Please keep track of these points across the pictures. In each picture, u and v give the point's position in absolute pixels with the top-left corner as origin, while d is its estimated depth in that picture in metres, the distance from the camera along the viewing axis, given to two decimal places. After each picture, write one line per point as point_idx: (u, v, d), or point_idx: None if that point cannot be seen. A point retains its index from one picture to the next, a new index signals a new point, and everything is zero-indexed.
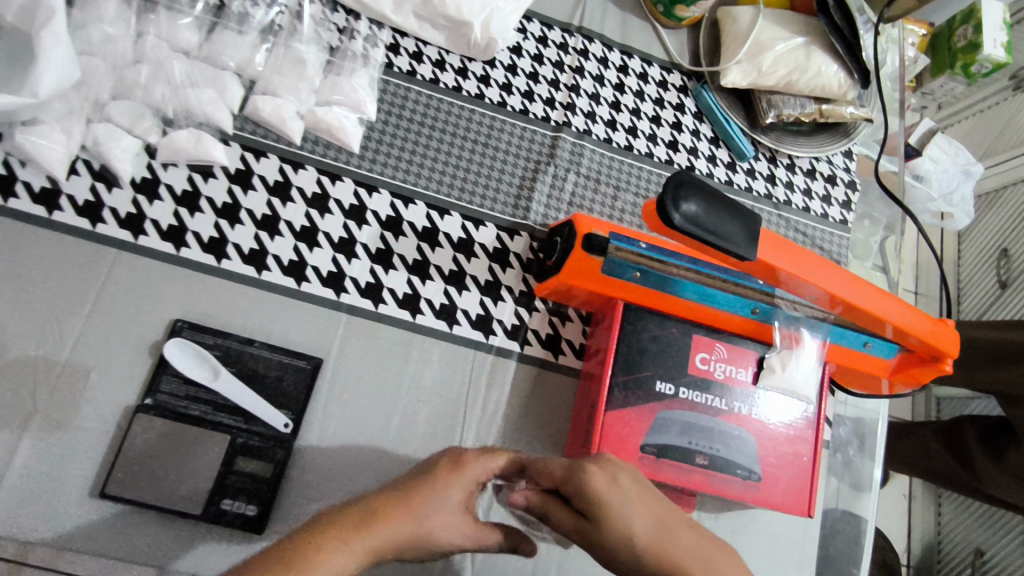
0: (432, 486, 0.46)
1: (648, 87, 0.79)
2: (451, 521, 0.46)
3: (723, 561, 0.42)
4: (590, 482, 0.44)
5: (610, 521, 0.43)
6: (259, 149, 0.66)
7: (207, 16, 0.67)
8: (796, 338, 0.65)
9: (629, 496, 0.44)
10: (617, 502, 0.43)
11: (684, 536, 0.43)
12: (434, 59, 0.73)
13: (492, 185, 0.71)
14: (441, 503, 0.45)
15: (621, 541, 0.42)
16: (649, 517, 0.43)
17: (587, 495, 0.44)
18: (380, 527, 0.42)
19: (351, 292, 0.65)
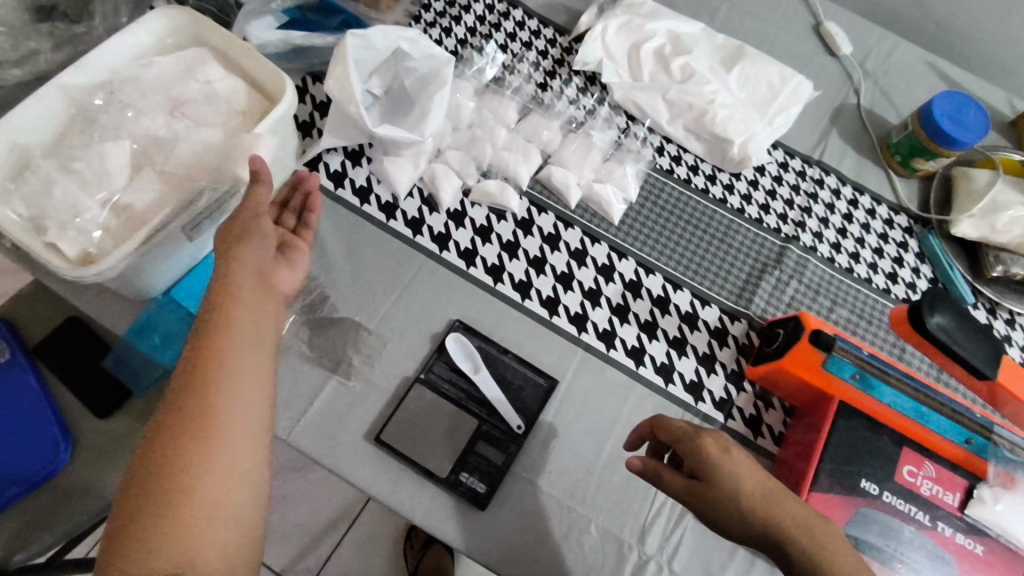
0: (238, 238, 0.55)
1: (874, 222, 0.87)
2: (264, 225, 0.57)
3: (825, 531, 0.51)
4: (711, 455, 0.54)
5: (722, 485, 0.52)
6: (542, 206, 0.83)
7: (525, 105, 0.88)
8: (1012, 480, 0.65)
9: (740, 465, 0.53)
10: (729, 469, 0.53)
11: (788, 503, 0.52)
12: (690, 164, 0.88)
13: (721, 274, 0.82)
14: (257, 239, 0.55)
15: (733, 502, 0.52)
16: (757, 481, 0.53)
17: (704, 460, 0.54)
18: (236, 283, 0.52)
19: (590, 333, 0.77)
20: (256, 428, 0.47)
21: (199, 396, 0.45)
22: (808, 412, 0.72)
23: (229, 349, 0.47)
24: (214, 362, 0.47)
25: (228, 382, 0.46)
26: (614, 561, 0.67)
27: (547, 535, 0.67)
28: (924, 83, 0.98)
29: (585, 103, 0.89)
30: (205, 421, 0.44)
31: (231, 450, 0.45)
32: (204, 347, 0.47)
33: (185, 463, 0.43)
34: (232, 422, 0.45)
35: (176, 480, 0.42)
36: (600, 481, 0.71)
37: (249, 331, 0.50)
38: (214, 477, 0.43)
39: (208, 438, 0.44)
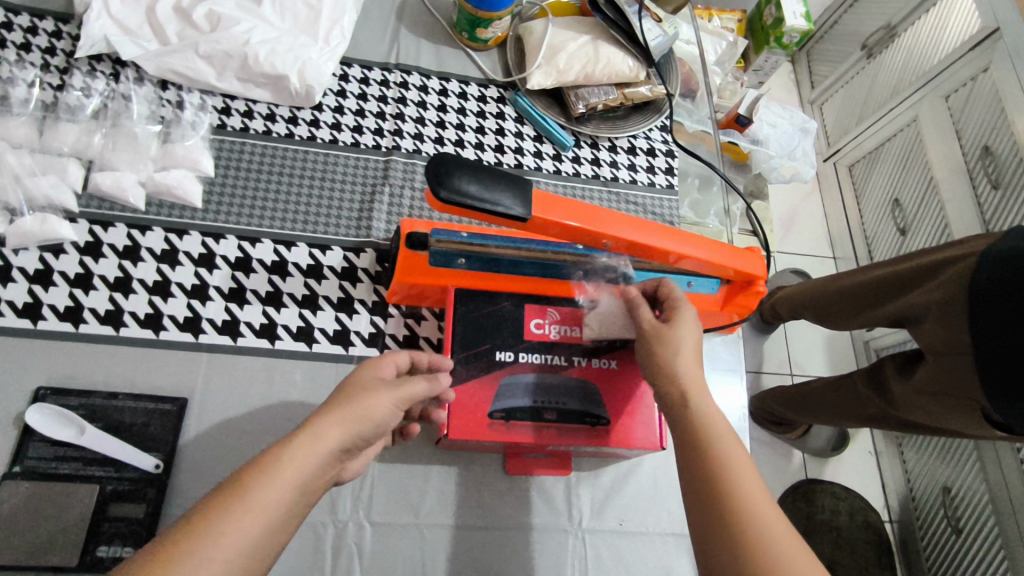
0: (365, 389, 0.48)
1: (468, 103, 0.88)
2: (392, 418, 0.48)
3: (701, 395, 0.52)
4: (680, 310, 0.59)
5: (670, 361, 0.54)
6: (107, 221, 0.72)
7: (38, 113, 0.74)
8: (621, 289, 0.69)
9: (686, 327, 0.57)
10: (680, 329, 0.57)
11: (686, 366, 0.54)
12: (265, 114, 0.81)
13: (333, 212, 0.78)
14: (386, 402, 0.47)
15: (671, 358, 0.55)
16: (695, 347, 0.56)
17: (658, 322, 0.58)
18: (335, 423, 0.44)
19: (210, 331, 0.70)
20: (258, 563, 0.39)
21: (251, 493, 0.39)
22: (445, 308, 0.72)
23: (308, 462, 0.42)
24: (285, 461, 0.41)
25: (285, 487, 0.40)
26: (312, 545, 0.64)
27: None
28: None
29: (118, 89, 0.77)
30: (247, 517, 0.38)
31: (237, 560, 0.37)
32: (289, 445, 0.42)
33: (196, 556, 0.36)
34: (260, 525, 0.39)
35: (179, 567, 0.35)
36: None
37: (325, 459, 0.43)
38: (215, 575, 0.36)
39: (235, 524, 0.38)
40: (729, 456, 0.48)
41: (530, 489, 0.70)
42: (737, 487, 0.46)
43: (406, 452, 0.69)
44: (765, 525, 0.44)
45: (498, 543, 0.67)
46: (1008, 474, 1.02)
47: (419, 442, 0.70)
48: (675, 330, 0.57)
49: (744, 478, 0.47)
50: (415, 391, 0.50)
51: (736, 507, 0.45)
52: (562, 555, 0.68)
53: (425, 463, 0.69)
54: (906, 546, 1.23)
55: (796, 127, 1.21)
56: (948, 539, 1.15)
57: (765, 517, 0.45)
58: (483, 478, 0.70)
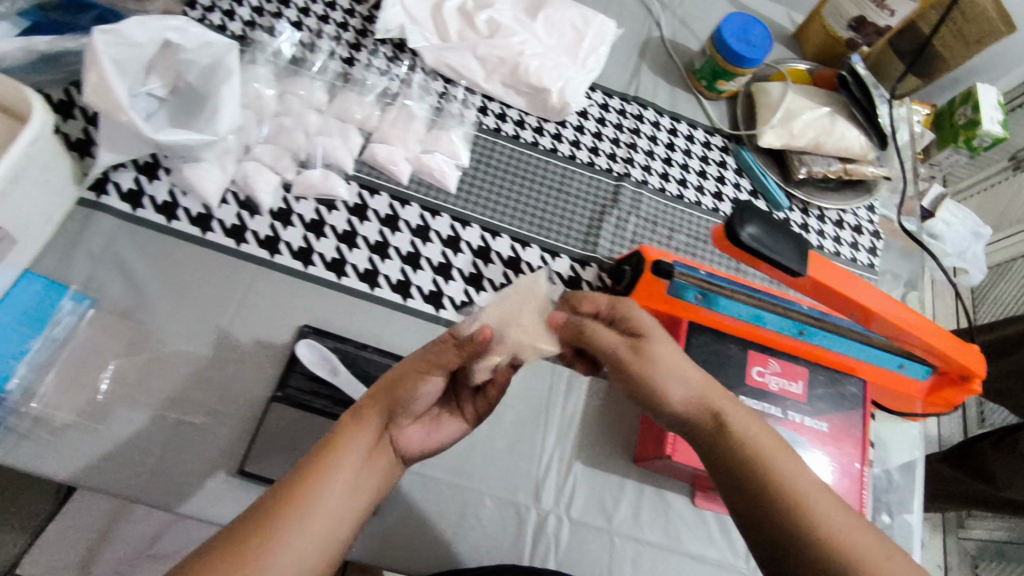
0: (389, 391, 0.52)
1: (695, 146, 0.92)
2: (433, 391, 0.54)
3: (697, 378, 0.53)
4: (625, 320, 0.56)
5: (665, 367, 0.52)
6: (373, 188, 0.78)
7: (336, 82, 0.81)
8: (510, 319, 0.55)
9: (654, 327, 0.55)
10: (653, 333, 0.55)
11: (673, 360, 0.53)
12: (515, 119, 0.86)
13: (566, 223, 0.83)
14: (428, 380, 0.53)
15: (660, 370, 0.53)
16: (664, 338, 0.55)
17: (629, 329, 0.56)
18: (374, 410, 0.51)
19: (449, 308, 0.76)
20: (337, 526, 0.46)
21: (315, 477, 0.46)
22: None
23: (356, 447, 0.49)
24: (340, 456, 0.48)
25: (323, 489, 0.46)
26: (513, 524, 0.69)
27: (443, 518, 0.67)
28: (717, 8, 1.02)
29: (397, 72, 0.84)
30: (316, 493, 0.45)
31: (322, 527, 0.45)
32: (339, 436, 0.49)
33: (280, 527, 0.43)
34: (311, 524, 0.44)
35: (270, 538, 0.42)
36: (487, 452, 0.71)
37: (372, 440, 0.50)
38: (304, 541, 0.44)
39: (302, 506, 0.44)
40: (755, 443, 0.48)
41: (711, 523, 0.73)
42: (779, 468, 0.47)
43: (606, 460, 0.74)
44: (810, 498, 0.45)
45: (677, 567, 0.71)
46: None
47: (617, 453, 0.74)
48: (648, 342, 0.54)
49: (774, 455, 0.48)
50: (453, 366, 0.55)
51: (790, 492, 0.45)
52: None
53: (620, 474, 0.73)
54: None
55: (971, 231, 1.19)
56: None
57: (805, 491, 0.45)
58: (669, 502, 0.73)
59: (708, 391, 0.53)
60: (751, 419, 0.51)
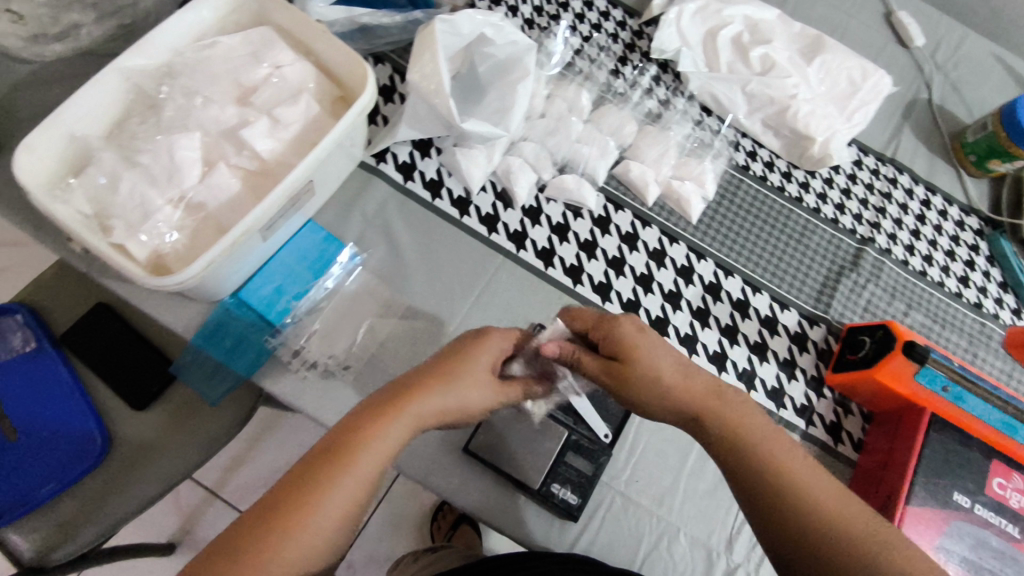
0: (449, 376, 0.49)
1: (946, 223, 0.87)
2: (480, 401, 0.51)
3: (668, 370, 0.53)
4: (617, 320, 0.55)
5: (647, 368, 0.53)
6: (620, 203, 0.80)
7: (600, 93, 0.84)
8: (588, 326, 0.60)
9: (652, 342, 0.54)
10: (646, 349, 0.53)
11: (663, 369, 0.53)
12: (766, 160, 0.85)
13: (800, 276, 0.81)
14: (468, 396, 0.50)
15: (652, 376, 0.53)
16: (671, 361, 0.54)
17: (620, 340, 0.54)
18: (412, 412, 0.47)
19: (672, 337, 0.75)
20: (346, 526, 0.44)
21: (336, 475, 0.44)
22: (893, 415, 0.73)
23: (382, 446, 0.45)
24: (372, 448, 0.45)
25: (356, 478, 0.44)
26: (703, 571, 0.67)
27: (638, 546, 0.67)
28: (993, 78, 0.96)
29: (658, 94, 0.85)
30: (325, 492, 0.43)
31: (326, 535, 0.43)
32: (367, 430, 0.46)
33: (287, 533, 0.41)
34: (337, 517, 0.43)
35: (278, 549, 0.41)
36: (688, 490, 0.70)
37: (399, 440, 0.46)
38: (307, 553, 0.42)
39: (304, 518, 0.42)
40: (711, 394, 0.53)
41: None
42: (721, 402, 0.52)
43: None
44: (754, 420, 0.52)
45: None
46: None
47: None
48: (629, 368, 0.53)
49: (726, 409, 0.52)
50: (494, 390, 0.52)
51: (729, 429, 0.51)
52: None
53: None
54: None
55: None
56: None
57: (746, 413, 0.52)
58: None
59: (692, 371, 0.54)
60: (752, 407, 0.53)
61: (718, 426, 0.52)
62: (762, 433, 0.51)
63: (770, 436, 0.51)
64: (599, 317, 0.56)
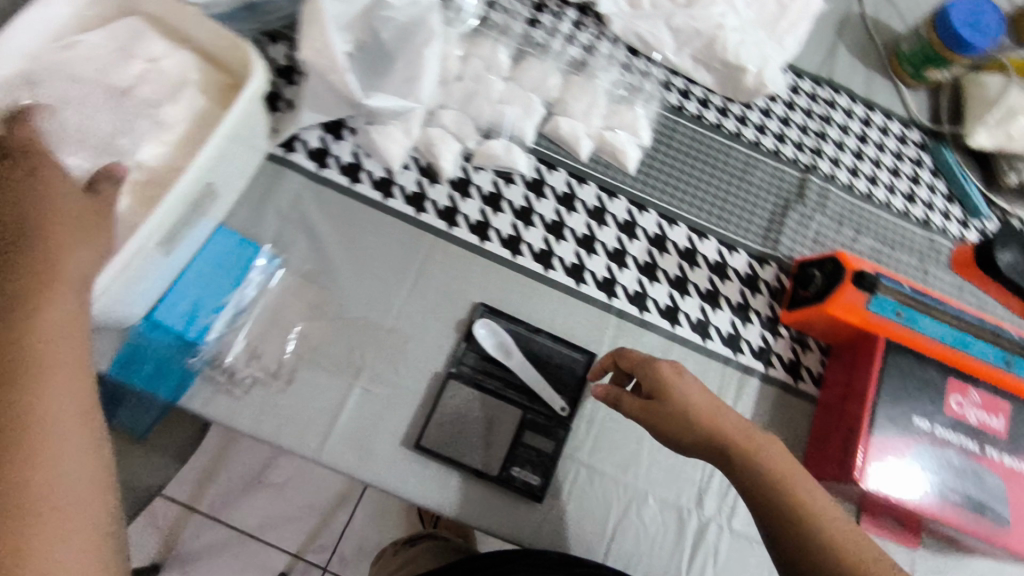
0: (67, 222, 0.44)
1: (888, 140, 0.84)
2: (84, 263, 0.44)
3: (705, 410, 0.51)
4: (653, 364, 0.54)
5: (680, 408, 0.51)
6: (553, 163, 0.75)
7: (519, 46, 0.78)
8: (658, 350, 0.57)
9: (691, 384, 0.52)
10: (682, 388, 0.52)
11: (694, 407, 0.51)
12: (700, 98, 0.81)
13: (746, 215, 0.78)
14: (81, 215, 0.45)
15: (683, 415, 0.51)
16: (708, 400, 0.52)
17: (657, 379, 0.53)
18: (62, 291, 0.41)
19: (621, 297, 0.73)
20: (84, 421, 0.40)
21: (39, 388, 0.38)
22: (850, 346, 0.72)
23: (48, 327, 0.40)
24: (27, 333, 0.39)
25: (60, 375, 0.39)
26: (675, 528, 0.67)
27: (607, 514, 0.66)
28: None
29: (581, 39, 0.80)
30: (49, 420, 0.38)
31: (85, 468, 0.38)
32: (35, 305, 0.40)
33: (26, 423, 0.37)
34: (46, 427, 0.37)
35: (28, 500, 0.35)
36: (652, 450, 0.69)
37: (73, 301, 0.42)
38: (62, 488, 0.37)
39: (30, 404, 0.37)
40: (746, 438, 0.50)
41: None
42: (752, 445, 0.49)
43: None
44: (792, 472, 0.48)
45: None
46: None
47: None
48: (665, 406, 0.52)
49: (724, 416, 0.51)
50: (100, 213, 0.47)
51: (823, 529, 0.45)
52: None
53: None
54: None
55: None
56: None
57: (785, 465, 0.49)
58: None
59: (727, 414, 0.51)
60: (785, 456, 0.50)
61: (747, 476, 0.48)
62: (758, 435, 0.50)
63: (808, 487, 0.48)
64: (644, 357, 0.56)
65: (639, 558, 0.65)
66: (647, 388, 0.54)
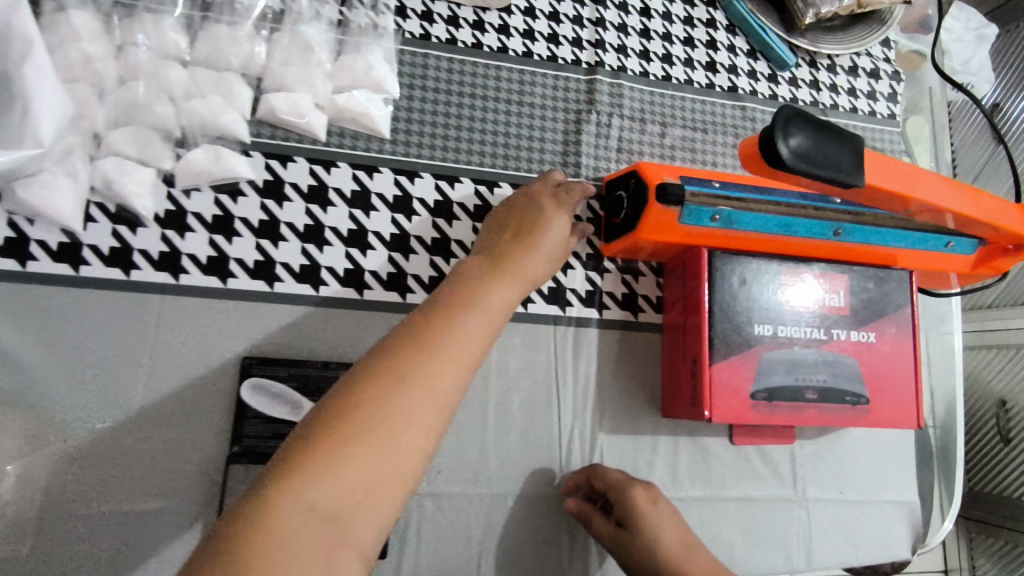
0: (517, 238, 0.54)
1: (674, 6, 0.73)
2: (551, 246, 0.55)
3: (672, 540, 0.56)
4: (631, 494, 0.57)
5: (650, 541, 0.56)
6: (285, 154, 0.60)
7: (192, 12, 0.59)
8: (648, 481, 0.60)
9: (663, 513, 0.57)
10: (655, 518, 0.57)
11: (667, 538, 0.56)
12: (446, 16, 0.66)
13: (536, 145, 0.66)
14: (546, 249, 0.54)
15: (652, 546, 0.56)
16: (677, 534, 0.57)
17: (630, 507, 0.57)
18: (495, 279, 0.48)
19: (417, 290, 0.61)
20: (446, 408, 0.39)
21: (433, 349, 0.40)
22: (679, 262, 0.64)
23: (483, 305, 0.45)
24: (452, 319, 0.42)
25: (458, 359, 0.40)
26: (545, 518, 0.61)
27: (468, 535, 0.59)
28: None
29: None
30: (434, 374, 0.39)
31: (420, 437, 0.37)
32: (473, 292, 0.46)
33: (403, 381, 0.38)
34: (428, 400, 0.38)
35: (361, 439, 0.35)
36: (500, 448, 0.61)
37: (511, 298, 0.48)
38: (385, 452, 0.36)
39: (416, 374, 0.38)
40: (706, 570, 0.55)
41: (753, 458, 0.67)
42: None
43: (634, 421, 0.64)
44: None
45: (725, 514, 0.65)
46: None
47: (644, 408, 0.65)
48: (640, 535, 0.56)
49: (694, 556, 0.56)
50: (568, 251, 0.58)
51: None
52: (786, 524, 0.66)
53: (652, 432, 0.65)
54: None
55: (974, 35, 0.94)
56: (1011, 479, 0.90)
57: None
58: (707, 448, 0.66)
59: (691, 546, 0.57)
60: None
61: None
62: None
63: None
64: (618, 482, 0.58)
65: (514, 564, 0.60)
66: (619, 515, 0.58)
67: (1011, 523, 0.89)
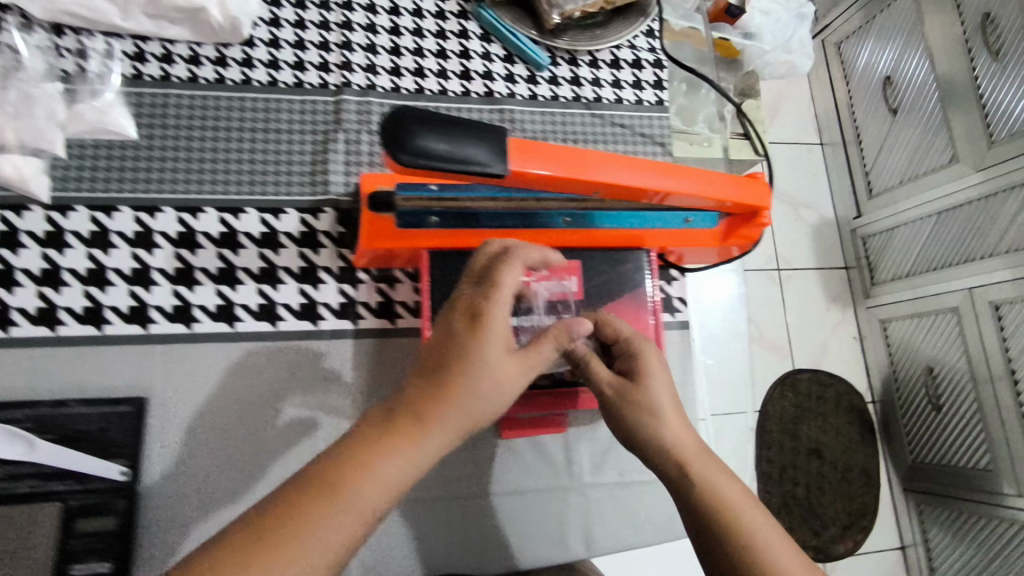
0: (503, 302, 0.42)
1: (425, 22, 0.76)
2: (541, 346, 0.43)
3: (663, 387, 0.48)
4: (640, 340, 0.50)
5: (650, 391, 0.47)
6: (18, 204, 0.62)
7: None
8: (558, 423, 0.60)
9: (658, 365, 0.49)
10: (652, 369, 0.49)
11: (657, 384, 0.48)
12: (186, 56, 0.69)
13: (283, 168, 0.68)
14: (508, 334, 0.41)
15: (647, 399, 0.47)
16: (668, 388, 0.48)
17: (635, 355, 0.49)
18: (460, 383, 0.39)
19: (160, 321, 0.63)
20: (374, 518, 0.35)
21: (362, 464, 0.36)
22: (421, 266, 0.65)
23: (435, 430, 0.38)
24: (398, 438, 0.37)
25: (397, 468, 0.36)
26: None
27: None
28: None
29: None
30: (361, 492, 0.35)
31: (328, 549, 0.33)
32: (427, 398, 0.38)
33: (332, 498, 0.34)
34: (355, 515, 0.35)
35: (270, 558, 0.32)
36: (254, 466, 0.62)
37: (486, 407, 0.40)
38: (303, 563, 0.33)
39: (362, 483, 0.35)
40: (698, 464, 0.44)
41: (525, 451, 0.67)
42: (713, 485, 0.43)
43: None
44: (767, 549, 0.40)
45: (500, 510, 0.65)
46: (990, 343, 0.84)
47: None
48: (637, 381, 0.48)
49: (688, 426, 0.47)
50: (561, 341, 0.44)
51: None
52: (562, 513, 0.66)
53: None
54: (887, 424, 1.03)
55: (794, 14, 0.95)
56: (961, 453, 0.91)
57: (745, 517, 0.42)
58: (476, 446, 0.66)
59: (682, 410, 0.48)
60: (726, 483, 0.44)
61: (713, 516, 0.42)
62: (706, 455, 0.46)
63: (782, 548, 0.41)
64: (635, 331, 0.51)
65: None
66: (622, 364, 0.50)
67: (974, 495, 0.89)
